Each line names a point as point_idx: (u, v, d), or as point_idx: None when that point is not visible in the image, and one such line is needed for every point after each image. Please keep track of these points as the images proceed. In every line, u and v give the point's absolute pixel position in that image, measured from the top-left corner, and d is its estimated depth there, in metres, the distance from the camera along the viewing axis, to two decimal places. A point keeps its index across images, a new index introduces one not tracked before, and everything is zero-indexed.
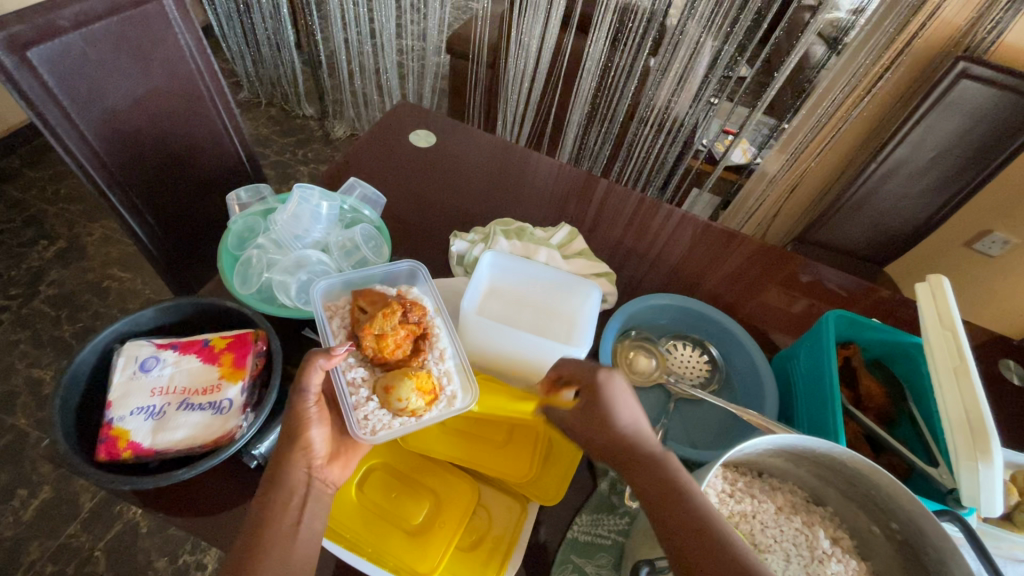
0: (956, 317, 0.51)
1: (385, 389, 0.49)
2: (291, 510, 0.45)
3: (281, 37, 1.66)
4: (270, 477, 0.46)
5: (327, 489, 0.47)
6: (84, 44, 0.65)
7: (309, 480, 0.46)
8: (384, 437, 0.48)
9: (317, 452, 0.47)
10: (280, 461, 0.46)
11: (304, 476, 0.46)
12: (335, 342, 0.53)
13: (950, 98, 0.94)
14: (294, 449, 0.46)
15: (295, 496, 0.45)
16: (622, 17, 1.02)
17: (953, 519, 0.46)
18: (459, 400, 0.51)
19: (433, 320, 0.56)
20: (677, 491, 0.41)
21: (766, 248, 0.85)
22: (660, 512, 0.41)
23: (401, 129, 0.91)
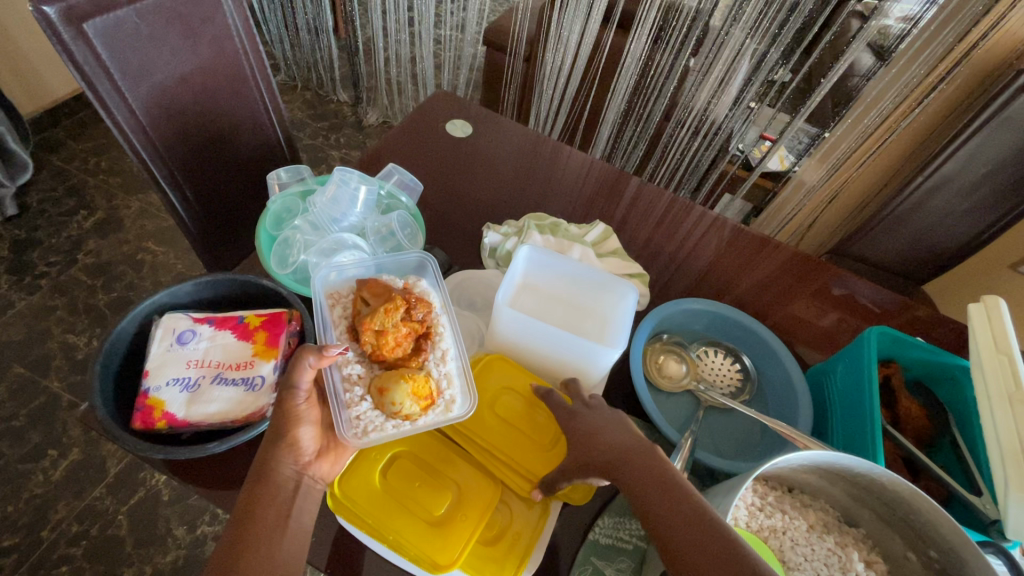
0: (1013, 341, 0.49)
1: (378, 391, 0.48)
2: (276, 506, 0.45)
3: (320, 22, 1.67)
4: (257, 472, 0.46)
5: (315, 485, 0.47)
6: (138, 19, 0.67)
7: (297, 479, 0.46)
8: (374, 439, 0.48)
9: (306, 451, 0.47)
10: (268, 458, 0.46)
11: (293, 474, 0.46)
12: (335, 334, 0.52)
13: (1007, 114, 0.90)
14: (285, 445, 0.47)
15: (283, 492, 0.46)
16: (666, 15, 0.99)
17: (997, 551, 0.45)
18: (457, 406, 0.51)
19: (438, 317, 0.54)
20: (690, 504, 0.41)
21: (800, 257, 0.82)
22: (673, 524, 0.41)
23: (437, 118, 0.91)
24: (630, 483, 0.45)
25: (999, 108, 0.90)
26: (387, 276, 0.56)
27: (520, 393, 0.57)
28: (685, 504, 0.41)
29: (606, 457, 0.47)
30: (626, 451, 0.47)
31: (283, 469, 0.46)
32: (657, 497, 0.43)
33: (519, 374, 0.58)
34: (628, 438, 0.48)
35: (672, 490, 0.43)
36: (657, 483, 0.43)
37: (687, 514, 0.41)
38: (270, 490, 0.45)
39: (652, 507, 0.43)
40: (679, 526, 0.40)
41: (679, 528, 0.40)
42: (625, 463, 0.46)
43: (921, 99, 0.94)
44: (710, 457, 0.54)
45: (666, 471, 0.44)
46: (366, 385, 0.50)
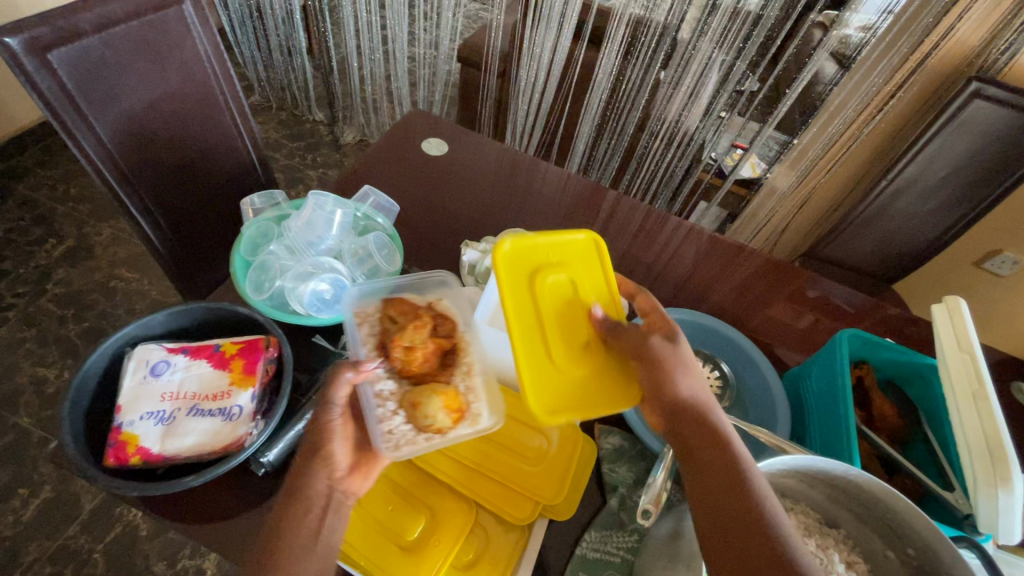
0: (974, 340, 0.50)
1: (411, 404, 0.48)
2: (308, 525, 0.44)
3: (293, 43, 1.67)
4: (290, 488, 0.45)
5: (347, 501, 0.46)
6: (104, 48, 0.66)
7: (329, 493, 0.45)
8: (407, 453, 0.47)
9: (338, 462, 0.46)
10: (300, 472, 0.46)
11: (323, 486, 0.45)
12: (363, 351, 0.51)
13: (962, 117, 0.95)
14: (315, 460, 0.46)
15: (315, 507, 0.44)
16: (634, 31, 1.02)
17: (970, 545, 0.46)
18: (484, 419, 0.50)
19: (466, 332, 0.54)
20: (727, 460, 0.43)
21: (773, 262, 0.84)
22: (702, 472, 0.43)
23: (412, 137, 0.91)
24: (690, 428, 0.46)
25: (954, 112, 0.95)
26: (411, 294, 0.57)
27: (577, 293, 0.55)
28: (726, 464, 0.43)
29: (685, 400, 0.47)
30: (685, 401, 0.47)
31: (315, 482, 0.45)
32: (708, 457, 0.44)
33: (604, 283, 0.57)
34: (700, 394, 0.48)
35: (727, 455, 0.43)
36: (716, 445, 0.44)
37: (732, 474, 0.42)
38: (302, 505, 0.44)
39: (704, 462, 0.44)
40: (722, 486, 0.41)
41: (719, 484, 0.42)
42: (693, 414, 0.47)
43: (881, 105, 0.99)
44: None
45: (727, 436, 0.45)
46: (398, 400, 0.49)
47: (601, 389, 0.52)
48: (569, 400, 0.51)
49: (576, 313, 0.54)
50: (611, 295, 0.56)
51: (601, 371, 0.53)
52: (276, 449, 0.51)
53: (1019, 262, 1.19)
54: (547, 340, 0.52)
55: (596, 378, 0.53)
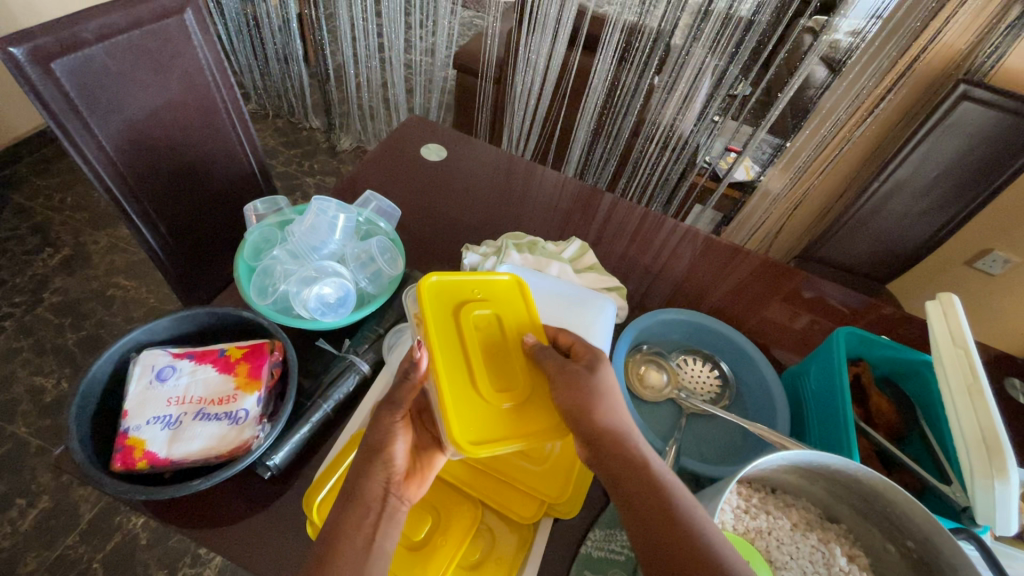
0: (968, 335, 0.51)
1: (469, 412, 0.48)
2: (363, 530, 0.43)
3: (290, 51, 1.68)
4: (349, 489, 0.44)
5: (400, 507, 0.45)
6: (106, 57, 0.66)
7: (385, 496, 0.45)
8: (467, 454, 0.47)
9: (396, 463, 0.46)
10: (359, 473, 0.45)
11: (381, 487, 0.45)
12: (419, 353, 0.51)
13: (951, 119, 0.97)
14: (375, 461, 0.46)
15: (370, 513, 0.43)
16: (629, 37, 1.03)
17: (969, 536, 0.47)
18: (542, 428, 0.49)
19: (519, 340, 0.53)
20: (659, 497, 0.42)
21: (769, 263, 0.86)
22: (636, 515, 0.42)
23: (411, 143, 0.92)
24: (614, 456, 0.45)
25: (943, 114, 0.97)
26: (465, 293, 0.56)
27: (502, 329, 0.54)
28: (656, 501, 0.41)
29: (608, 428, 0.46)
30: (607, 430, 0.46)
31: (375, 483, 0.45)
32: (637, 486, 0.43)
33: (530, 320, 0.55)
34: (618, 419, 0.47)
35: (656, 482, 0.43)
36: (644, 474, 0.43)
37: (665, 504, 0.41)
38: (358, 508, 0.43)
39: (631, 495, 0.43)
40: (655, 518, 0.41)
41: (652, 517, 0.41)
42: (616, 441, 0.45)
43: (871, 108, 1.01)
44: (693, 463, 0.56)
45: (650, 465, 0.44)
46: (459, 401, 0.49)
47: (525, 420, 0.49)
48: (491, 430, 0.47)
49: (499, 347, 0.52)
50: (537, 329, 0.55)
51: (523, 402, 0.50)
52: (282, 452, 0.51)
53: (1010, 261, 1.22)
54: (471, 373, 0.50)
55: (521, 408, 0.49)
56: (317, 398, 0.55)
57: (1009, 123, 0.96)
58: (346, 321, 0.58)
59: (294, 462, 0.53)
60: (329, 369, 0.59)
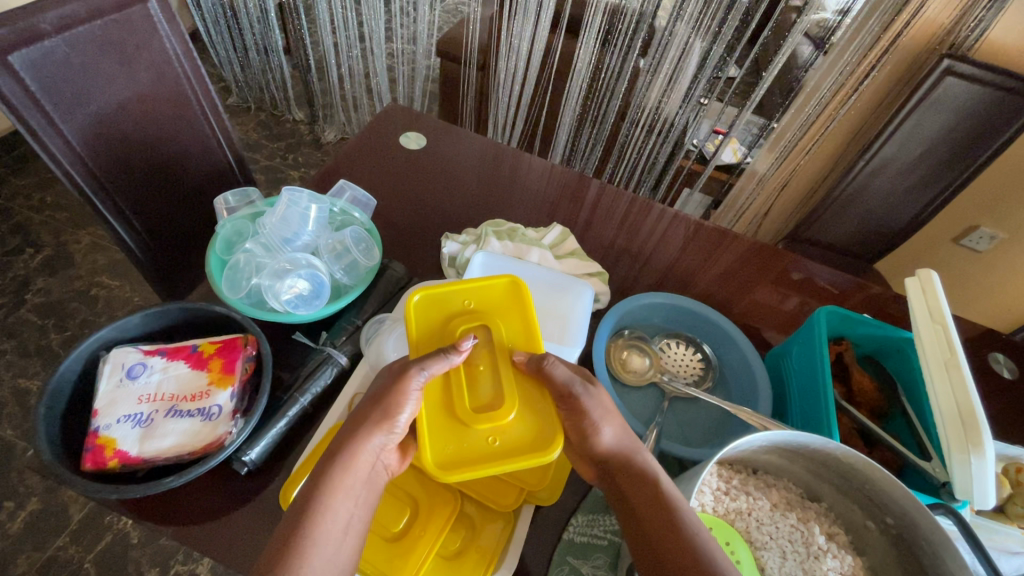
0: (946, 311, 0.51)
1: (454, 430, 0.47)
2: (347, 504, 0.42)
3: (269, 42, 1.65)
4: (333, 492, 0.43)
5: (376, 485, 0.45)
6: (68, 49, 0.64)
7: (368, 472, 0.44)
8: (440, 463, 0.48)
9: (396, 431, 0.46)
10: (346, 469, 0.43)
11: (374, 453, 0.45)
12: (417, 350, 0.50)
13: (936, 95, 0.96)
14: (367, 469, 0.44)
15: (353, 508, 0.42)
16: (611, 19, 1.02)
17: (946, 512, 0.47)
18: (533, 447, 0.47)
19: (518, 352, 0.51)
20: (665, 511, 0.42)
21: (756, 246, 0.85)
22: (644, 532, 0.43)
23: (390, 132, 0.91)
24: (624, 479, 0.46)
25: (927, 91, 0.96)
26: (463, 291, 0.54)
27: (493, 338, 0.52)
28: (663, 518, 0.42)
29: (610, 450, 0.47)
30: (614, 449, 0.47)
31: (372, 447, 0.45)
32: (648, 510, 0.43)
33: (524, 331, 0.52)
34: (624, 436, 0.48)
35: (662, 498, 0.43)
36: (651, 495, 0.44)
37: (670, 519, 0.42)
38: (355, 473, 0.43)
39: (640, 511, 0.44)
40: (662, 535, 0.41)
41: (657, 533, 0.42)
42: (623, 459, 0.47)
43: (856, 86, 1.00)
44: (675, 447, 0.56)
45: (658, 478, 0.45)
46: (451, 417, 0.48)
47: (513, 441, 0.47)
48: (470, 455, 0.46)
49: (486, 363, 0.51)
50: (529, 342, 0.52)
51: (511, 422, 0.48)
52: (258, 447, 0.50)
53: (996, 237, 1.22)
54: (454, 394, 0.49)
55: (504, 429, 0.48)
56: (294, 392, 0.54)
57: (993, 98, 0.96)
58: (321, 313, 0.57)
59: (271, 456, 0.52)
60: (307, 363, 0.58)
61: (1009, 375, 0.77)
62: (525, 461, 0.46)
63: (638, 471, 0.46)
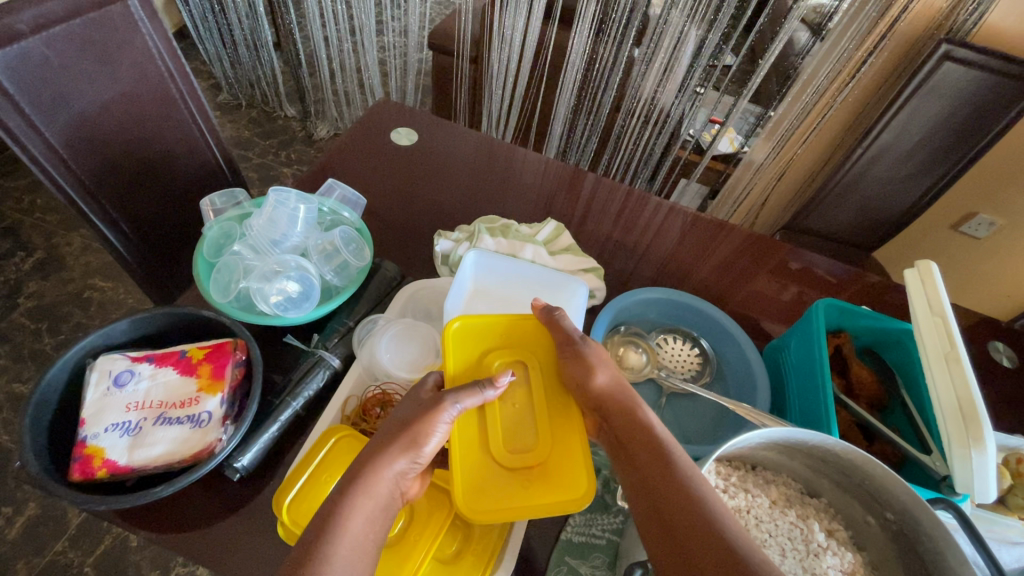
0: (946, 302, 0.50)
1: (483, 470, 0.48)
2: (360, 520, 0.40)
3: (258, 37, 1.63)
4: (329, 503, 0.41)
5: (399, 496, 0.44)
6: (46, 49, 0.62)
7: (393, 486, 0.43)
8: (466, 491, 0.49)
9: (421, 459, 0.45)
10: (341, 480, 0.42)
11: (395, 479, 0.43)
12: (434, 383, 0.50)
13: (933, 81, 0.95)
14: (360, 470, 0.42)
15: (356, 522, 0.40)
16: (605, 8, 1.00)
17: (947, 506, 0.46)
18: (564, 493, 0.47)
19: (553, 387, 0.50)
20: (658, 449, 0.43)
21: (753, 237, 0.84)
22: (635, 469, 0.43)
23: (381, 128, 0.89)
24: (621, 427, 0.46)
25: (925, 77, 0.94)
26: (487, 321, 0.54)
27: (525, 377, 0.52)
28: (655, 456, 0.43)
29: (606, 394, 0.48)
30: (608, 393, 0.48)
31: (391, 473, 0.43)
32: (646, 458, 0.43)
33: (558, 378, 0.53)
34: (618, 384, 0.49)
35: (656, 440, 0.44)
36: (648, 443, 0.44)
37: (664, 458, 0.43)
38: (375, 496, 0.41)
39: (633, 450, 0.45)
40: (653, 471, 0.42)
41: (648, 468, 0.43)
42: (619, 403, 0.48)
43: (853, 73, 0.98)
44: None
45: (651, 423, 0.46)
46: (481, 456, 0.48)
47: (545, 485, 0.48)
48: (501, 499, 0.47)
49: (520, 403, 0.51)
50: (563, 386, 0.52)
51: (541, 464, 0.49)
52: (250, 453, 0.49)
53: (995, 223, 1.21)
54: (487, 433, 0.49)
55: (537, 473, 0.48)
56: (285, 396, 0.54)
57: (992, 84, 0.94)
58: (311, 316, 0.56)
59: (264, 462, 0.51)
60: (299, 366, 0.57)
61: (1009, 363, 0.77)
62: (553, 508, 0.47)
63: (634, 412, 0.47)
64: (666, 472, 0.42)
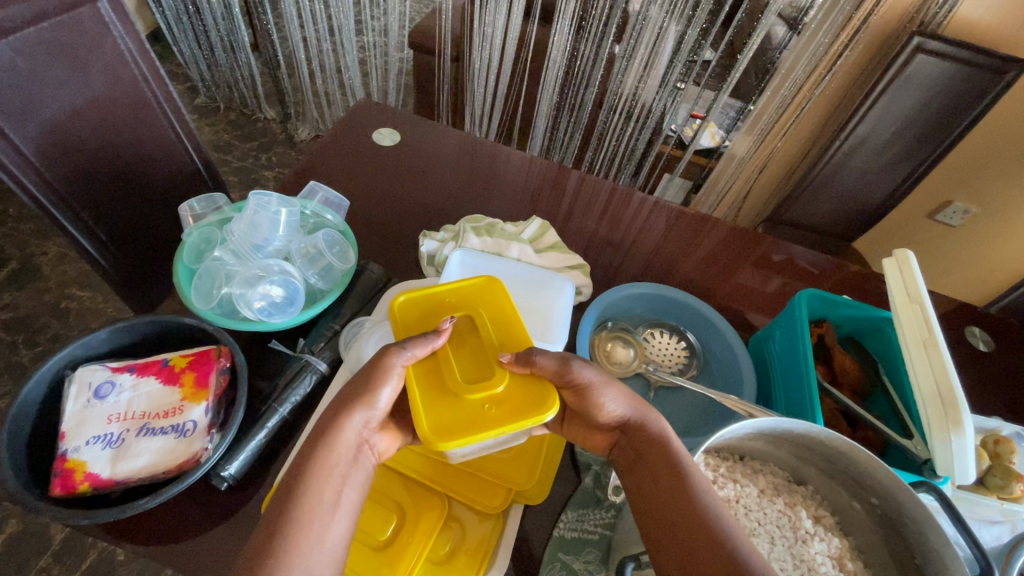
0: (924, 289, 0.51)
1: (444, 406, 0.42)
2: (333, 483, 0.42)
3: (235, 38, 1.60)
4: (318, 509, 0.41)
5: (368, 455, 0.46)
6: (13, 53, 0.60)
7: (358, 443, 0.45)
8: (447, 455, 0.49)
9: (378, 408, 0.45)
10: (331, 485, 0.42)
11: (357, 432, 0.44)
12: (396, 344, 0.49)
13: (907, 73, 0.97)
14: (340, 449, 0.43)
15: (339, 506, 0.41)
16: (585, 4, 1.00)
17: (929, 488, 0.47)
18: (528, 410, 0.43)
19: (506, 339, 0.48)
20: (678, 473, 0.44)
21: (736, 230, 0.85)
22: (653, 492, 0.44)
23: (362, 129, 0.88)
24: (641, 447, 0.47)
25: (899, 69, 0.96)
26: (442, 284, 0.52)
27: (479, 322, 0.49)
28: (673, 480, 0.43)
29: (622, 416, 0.48)
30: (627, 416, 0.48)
31: (356, 428, 0.45)
32: (664, 480, 0.44)
33: (512, 324, 0.49)
34: (632, 404, 0.48)
35: (674, 462, 0.44)
36: (665, 461, 0.45)
37: (682, 483, 0.43)
38: (339, 450, 0.43)
39: (649, 471, 0.45)
40: (672, 496, 0.43)
41: (667, 493, 0.43)
42: (637, 424, 0.48)
43: (830, 65, 1.00)
44: None
45: (669, 443, 0.46)
46: (439, 395, 0.43)
47: (508, 407, 0.43)
48: (464, 425, 0.42)
49: (474, 344, 0.47)
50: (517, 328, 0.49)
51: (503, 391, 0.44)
52: (237, 462, 0.49)
53: (969, 211, 1.24)
54: (444, 376, 0.45)
55: (500, 399, 0.44)
56: (272, 402, 0.53)
57: (963, 75, 0.97)
58: (296, 320, 0.55)
59: (252, 469, 0.51)
60: (285, 371, 0.56)
61: (985, 348, 0.79)
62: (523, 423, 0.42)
63: (652, 432, 0.47)
64: (683, 495, 0.42)
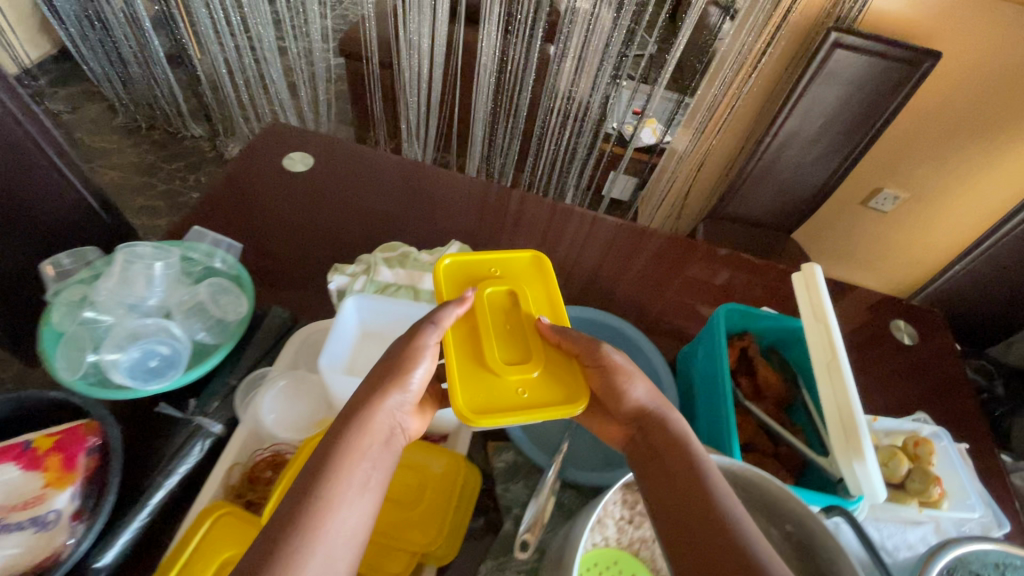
0: (828, 308, 0.50)
1: (481, 384, 0.45)
2: (366, 462, 0.41)
3: (149, 53, 1.50)
4: None
5: (399, 435, 0.45)
6: None
7: (392, 424, 0.44)
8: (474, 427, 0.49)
9: (411, 391, 0.45)
10: None
11: (391, 413, 0.44)
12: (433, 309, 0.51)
13: (828, 67, 0.98)
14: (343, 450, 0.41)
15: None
16: (510, 7, 0.97)
17: (840, 514, 0.48)
18: (561, 396, 0.46)
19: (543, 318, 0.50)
20: (694, 468, 0.42)
21: (665, 239, 0.83)
22: (667, 490, 0.42)
23: (270, 156, 0.83)
24: (657, 443, 0.45)
25: (820, 64, 0.97)
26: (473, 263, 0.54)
27: (520, 302, 0.51)
28: (685, 478, 0.42)
29: (641, 407, 0.47)
30: (643, 408, 0.47)
31: (390, 410, 0.44)
32: (680, 474, 0.43)
33: (550, 304, 0.53)
34: (655, 397, 0.48)
35: (690, 457, 0.43)
36: (683, 460, 0.43)
37: (698, 482, 0.42)
38: (372, 432, 0.42)
39: (665, 468, 0.44)
40: (687, 493, 0.41)
41: (682, 493, 0.42)
42: (655, 418, 0.46)
43: (755, 64, 1.00)
44: (580, 476, 0.55)
45: (687, 437, 0.45)
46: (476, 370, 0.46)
47: (542, 390, 0.46)
48: (500, 403, 0.45)
49: (517, 325, 0.50)
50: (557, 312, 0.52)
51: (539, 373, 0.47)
52: (114, 548, 0.44)
53: (899, 197, 1.27)
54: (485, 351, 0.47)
55: (533, 381, 0.47)
56: (156, 476, 0.48)
57: (882, 67, 0.98)
58: (177, 382, 0.51)
59: (135, 552, 0.46)
60: (172, 439, 0.51)
61: (909, 341, 0.79)
62: (557, 412, 0.45)
63: (671, 426, 0.46)
64: (703, 495, 0.41)
